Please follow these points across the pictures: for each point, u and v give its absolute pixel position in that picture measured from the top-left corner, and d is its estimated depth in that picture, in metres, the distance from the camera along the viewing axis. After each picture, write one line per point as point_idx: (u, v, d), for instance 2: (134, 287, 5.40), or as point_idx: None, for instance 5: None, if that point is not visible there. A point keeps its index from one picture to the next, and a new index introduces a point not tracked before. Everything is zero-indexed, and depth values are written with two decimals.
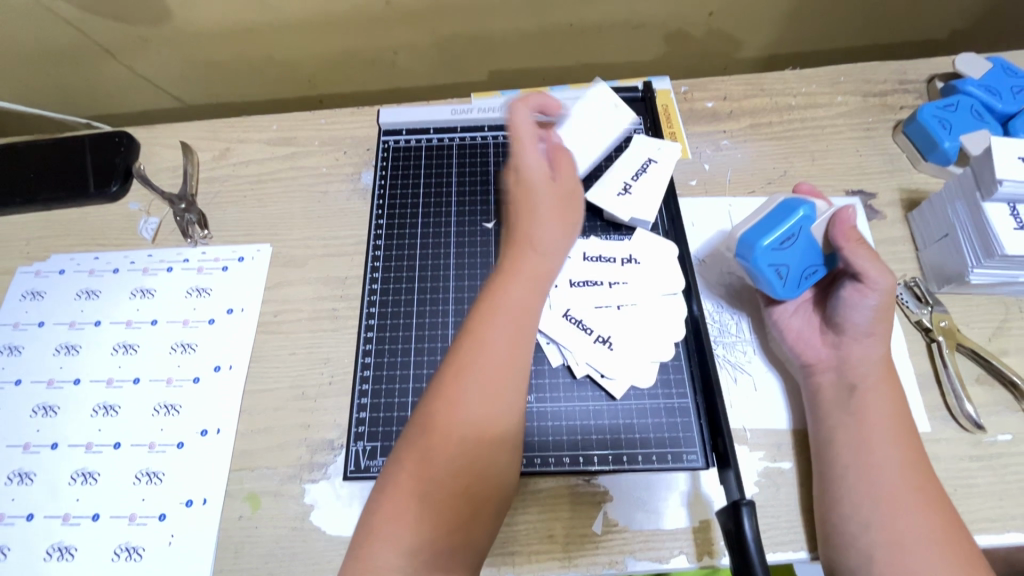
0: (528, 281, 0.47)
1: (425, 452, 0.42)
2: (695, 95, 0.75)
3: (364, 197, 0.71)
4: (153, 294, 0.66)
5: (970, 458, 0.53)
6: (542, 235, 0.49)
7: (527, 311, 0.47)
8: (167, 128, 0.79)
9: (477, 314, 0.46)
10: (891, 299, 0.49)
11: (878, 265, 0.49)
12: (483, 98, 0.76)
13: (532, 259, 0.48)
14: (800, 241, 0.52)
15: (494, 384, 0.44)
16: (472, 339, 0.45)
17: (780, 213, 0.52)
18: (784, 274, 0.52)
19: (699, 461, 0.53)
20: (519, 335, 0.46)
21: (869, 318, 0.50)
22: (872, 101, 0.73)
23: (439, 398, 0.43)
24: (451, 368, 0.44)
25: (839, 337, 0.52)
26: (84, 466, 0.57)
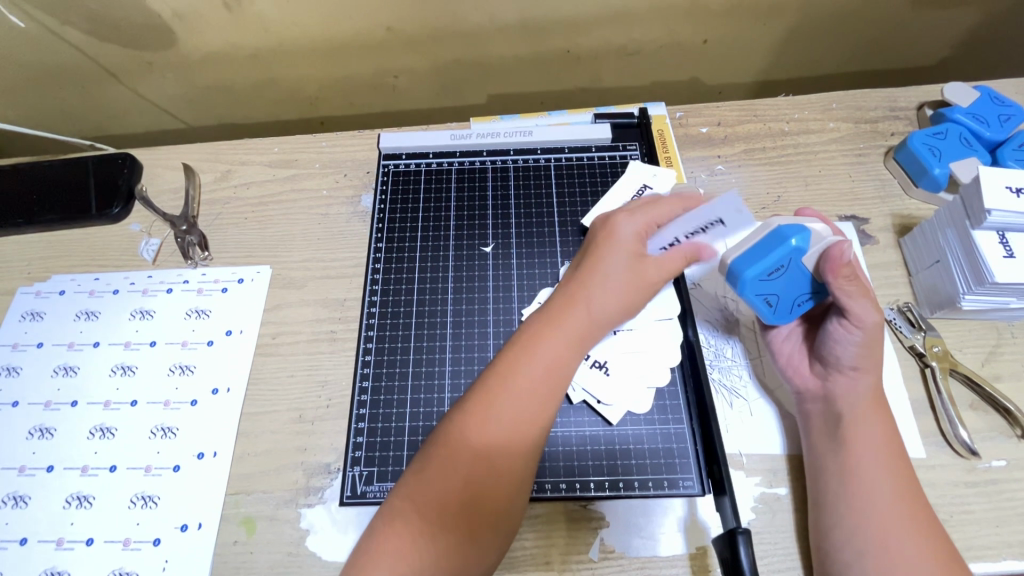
0: (571, 335, 0.48)
1: (442, 480, 0.43)
2: (690, 121, 0.76)
3: (364, 220, 0.72)
4: (153, 315, 0.67)
5: (965, 485, 0.53)
6: (593, 295, 0.50)
7: (562, 363, 0.48)
8: (170, 150, 0.81)
9: (510, 353, 0.48)
10: (878, 333, 0.49)
11: (865, 303, 0.49)
12: (482, 122, 0.77)
13: (578, 315, 0.49)
14: (788, 273, 0.50)
15: (521, 427, 0.45)
16: (504, 374, 0.46)
17: (769, 243, 0.50)
18: (773, 302, 0.53)
19: (695, 487, 0.53)
20: (553, 385, 0.47)
21: (855, 353, 0.50)
22: (863, 127, 0.75)
23: (463, 429, 0.44)
24: (479, 400, 0.45)
25: (826, 369, 0.52)
26: (80, 490, 0.57)
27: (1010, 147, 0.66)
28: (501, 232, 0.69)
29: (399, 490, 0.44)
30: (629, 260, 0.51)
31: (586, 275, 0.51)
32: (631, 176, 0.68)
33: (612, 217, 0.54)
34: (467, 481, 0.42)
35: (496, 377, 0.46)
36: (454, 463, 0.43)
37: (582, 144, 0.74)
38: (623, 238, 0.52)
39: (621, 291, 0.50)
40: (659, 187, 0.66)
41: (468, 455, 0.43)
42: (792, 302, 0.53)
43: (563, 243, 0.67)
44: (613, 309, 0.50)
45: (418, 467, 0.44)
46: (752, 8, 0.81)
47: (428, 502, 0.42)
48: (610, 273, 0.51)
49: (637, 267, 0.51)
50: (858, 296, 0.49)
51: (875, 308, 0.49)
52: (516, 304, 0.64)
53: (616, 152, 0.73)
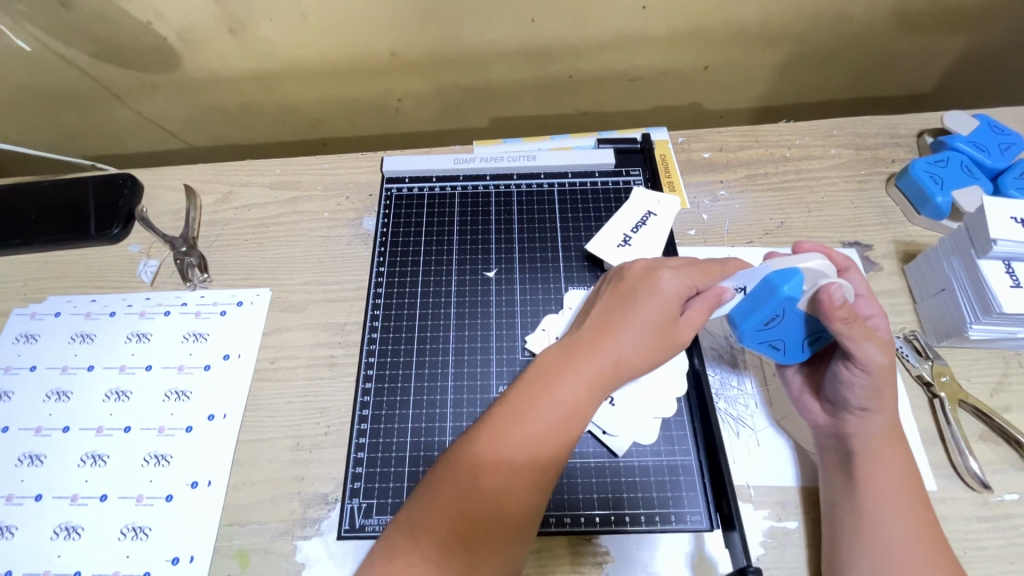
0: (592, 378, 0.46)
1: (446, 517, 0.41)
2: (692, 146, 0.77)
3: (366, 243, 0.71)
4: (149, 338, 0.66)
5: (978, 519, 0.52)
6: (618, 337, 0.47)
7: (581, 406, 0.45)
8: (171, 171, 0.80)
9: (525, 388, 0.46)
10: (886, 376, 0.48)
11: (868, 348, 0.48)
12: (484, 147, 0.77)
13: (602, 358, 0.46)
14: (787, 319, 0.50)
15: (532, 468, 0.43)
16: (518, 412, 0.44)
17: (761, 293, 0.50)
18: (780, 346, 0.53)
19: (703, 522, 0.52)
20: (569, 429, 0.44)
21: (862, 395, 0.49)
22: (864, 154, 0.75)
23: (472, 466, 0.43)
24: (490, 436, 0.44)
25: (836, 408, 0.52)
26: (68, 520, 0.55)
27: (1011, 175, 0.66)
28: (504, 257, 0.68)
29: (401, 519, 0.43)
30: (664, 310, 0.48)
31: (614, 318, 0.48)
32: (635, 203, 0.67)
33: (656, 266, 0.51)
34: (472, 520, 0.41)
35: (510, 414, 0.44)
36: (460, 499, 0.42)
37: (585, 169, 0.74)
38: (662, 292, 0.49)
39: (649, 343, 0.48)
40: (663, 215, 0.66)
41: (475, 492, 0.42)
42: (801, 344, 0.53)
43: (567, 268, 0.67)
44: (637, 355, 0.47)
45: (422, 496, 0.43)
46: (752, 35, 0.82)
47: (431, 537, 0.41)
48: (640, 322, 0.48)
49: (667, 324, 0.48)
50: (858, 342, 0.47)
51: (880, 351, 0.48)
52: (519, 331, 0.63)
53: (619, 177, 0.73)
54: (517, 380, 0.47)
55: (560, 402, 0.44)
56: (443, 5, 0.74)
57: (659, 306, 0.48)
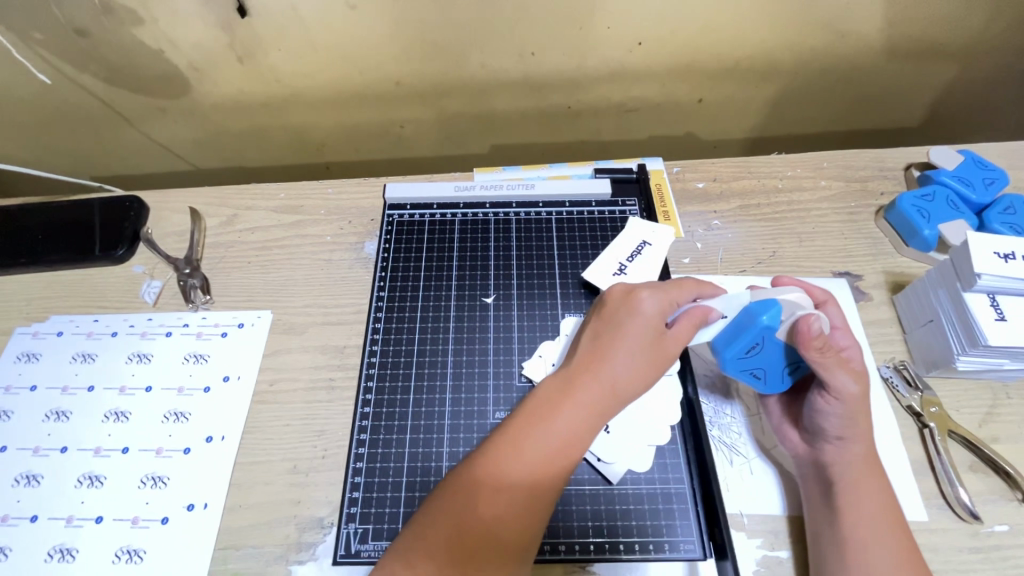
0: (590, 407, 0.46)
1: (443, 545, 0.42)
2: (687, 176, 0.79)
3: (367, 267, 0.73)
4: (150, 359, 0.66)
5: (968, 550, 0.53)
6: (617, 367, 0.47)
7: (579, 436, 0.46)
8: (178, 193, 0.82)
9: (526, 413, 0.46)
10: (857, 405, 0.51)
11: (840, 377, 0.51)
12: (485, 174, 0.79)
13: (600, 385, 0.47)
14: (766, 347, 0.52)
15: (529, 496, 0.44)
16: (516, 439, 0.45)
17: (742, 324, 0.51)
18: (761, 373, 0.54)
19: (697, 551, 0.52)
20: (566, 456, 0.45)
21: (837, 424, 0.51)
22: (854, 186, 0.77)
23: (471, 492, 0.43)
24: (489, 461, 0.44)
25: (814, 435, 0.53)
26: (63, 542, 0.56)
27: (996, 211, 0.68)
28: (502, 282, 0.70)
29: (399, 543, 0.43)
30: (652, 338, 0.49)
31: (612, 340, 0.49)
32: (630, 232, 0.69)
33: (638, 289, 0.52)
34: (467, 550, 0.42)
35: (508, 440, 0.45)
36: (457, 527, 0.42)
37: (582, 198, 0.76)
38: (647, 314, 0.50)
39: (646, 367, 0.48)
40: (658, 244, 0.67)
41: (472, 518, 0.42)
42: (780, 372, 0.54)
43: (564, 295, 0.68)
44: (635, 386, 0.48)
45: (421, 521, 0.44)
46: (744, 70, 0.85)
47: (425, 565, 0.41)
48: (635, 347, 0.48)
49: (659, 342, 0.49)
50: (828, 368, 0.50)
51: (853, 381, 0.51)
52: (515, 357, 0.64)
53: (616, 207, 0.75)
54: (519, 405, 0.48)
55: (557, 431, 0.45)
56: (446, 39, 0.76)
57: (650, 328, 0.49)
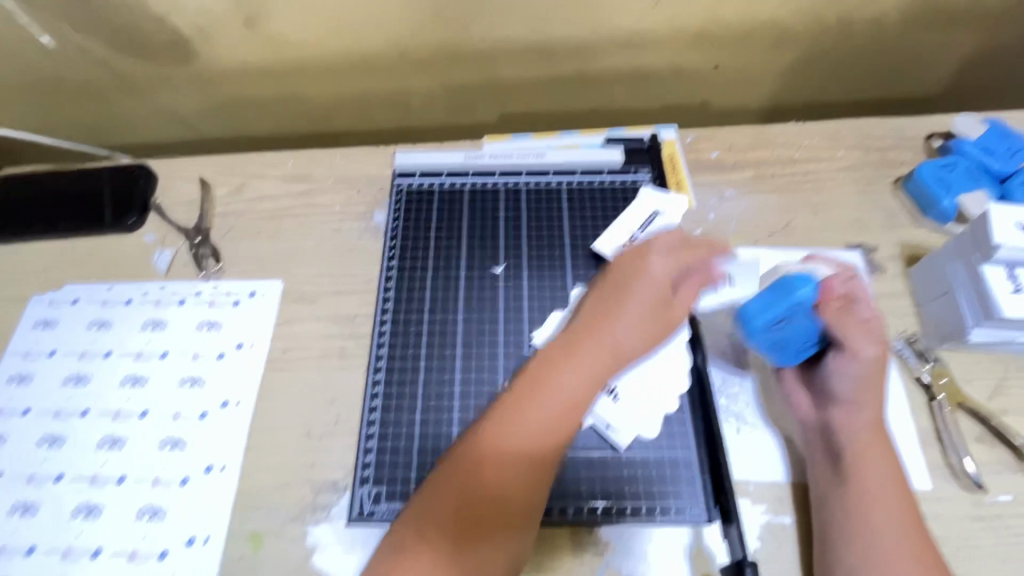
0: (592, 371, 0.47)
1: (450, 515, 0.43)
2: (700, 145, 0.77)
3: (377, 237, 0.73)
4: (164, 326, 0.67)
5: (971, 518, 0.53)
6: (619, 332, 0.49)
7: (580, 399, 0.47)
8: (185, 161, 0.81)
9: (527, 383, 0.47)
10: (876, 368, 0.53)
11: (862, 339, 0.53)
12: (494, 142, 0.78)
13: (602, 349, 0.48)
14: (798, 320, 0.53)
15: (531, 462, 0.45)
16: (518, 407, 0.46)
17: (778, 294, 0.53)
18: (782, 346, 0.55)
19: (702, 515, 0.53)
20: (568, 421, 0.46)
21: (852, 387, 0.53)
22: (873, 156, 0.75)
23: (474, 464, 0.44)
24: (489, 433, 0.45)
25: (824, 400, 0.55)
26: (88, 501, 0.58)
27: (1018, 180, 0.67)
28: (512, 252, 0.69)
29: (405, 516, 0.44)
30: (655, 302, 0.50)
31: (614, 304, 0.50)
32: (642, 201, 0.68)
33: (647, 246, 0.53)
34: (472, 520, 0.43)
35: (511, 410, 0.46)
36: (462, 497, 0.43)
37: (593, 167, 0.74)
38: (654, 275, 0.51)
39: (649, 328, 0.50)
40: (670, 215, 0.67)
41: (476, 488, 0.44)
42: (802, 349, 0.55)
43: (574, 265, 0.68)
44: (638, 345, 0.50)
45: (426, 494, 0.45)
46: (763, 35, 0.82)
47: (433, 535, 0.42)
48: (637, 308, 0.50)
49: (663, 303, 0.51)
50: (852, 333, 0.53)
51: (871, 344, 0.53)
52: (525, 326, 0.64)
53: (627, 176, 0.74)
54: (520, 375, 0.49)
55: (558, 396, 0.46)
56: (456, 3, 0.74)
57: (655, 290, 0.50)
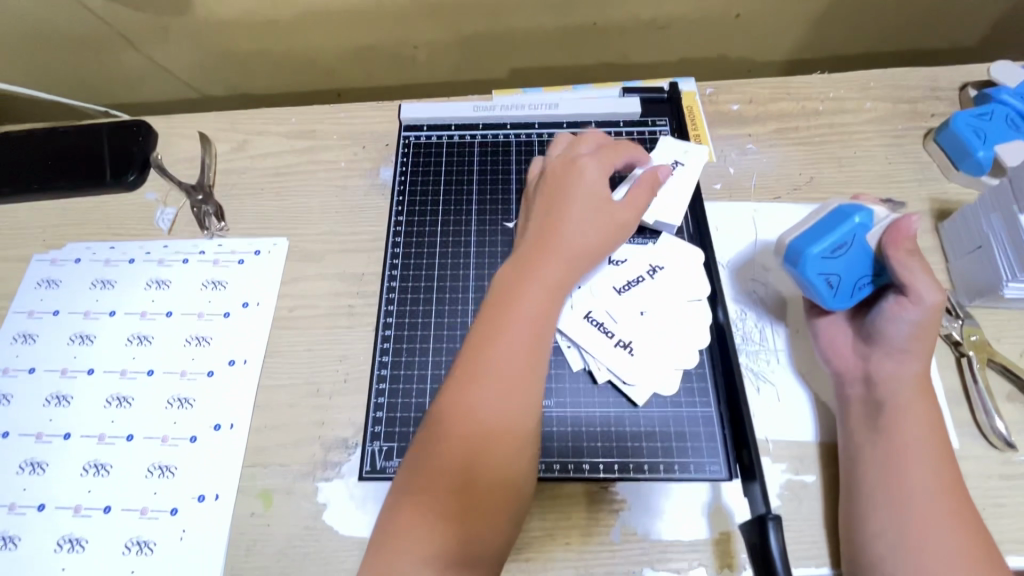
0: (548, 284, 0.49)
1: (444, 460, 0.43)
2: (720, 98, 0.74)
3: (384, 194, 0.70)
4: (168, 285, 0.66)
5: (1000, 477, 0.52)
6: (569, 240, 0.51)
7: (545, 310, 0.48)
8: (185, 118, 0.79)
9: (491, 315, 0.47)
10: (936, 315, 0.48)
11: (923, 282, 0.48)
12: (504, 95, 0.74)
13: (556, 260, 0.50)
14: (853, 250, 0.50)
15: (512, 384, 0.44)
16: (489, 334, 0.46)
17: (831, 222, 0.50)
18: (835, 283, 0.51)
19: (722, 472, 0.52)
20: (540, 334, 0.47)
21: (908, 333, 0.49)
22: (903, 108, 0.72)
23: (457, 405, 0.44)
24: (464, 369, 0.45)
25: (870, 349, 0.51)
26: (96, 458, 0.57)
27: None
28: None
29: (401, 479, 0.44)
30: (593, 206, 0.53)
31: (560, 220, 0.53)
32: (660, 153, 0.65)
33: (577, 158, 0.57)
34: (465, 456, 0.42)
35: (481, 340, 0.46)
36: (448, 439, 0.43)
37: (609, 119, 0.71)
38: (589, 181, 0.55)
39: (598, 230, 0.53)
40: (690, 166, 0.64)
41: (461, 426, 0.43)
42: (856, 285, 0.51)
43: None
44: (596, 249, 0.52)
45: (417, 449, 0.44)
46: None
47: (430, 486, 0.42)
48: (584, 217, 0.53)
49: (605, 206, 0.54)
50: (915, 275, 0.48)
51: (935, 289, 0.48)
52: None
53: (645, 128, 0.70)
54: (481, 311, 0.49)
55: (525, 314, 0.47)
56: None
57: (594, 197, 0.54)
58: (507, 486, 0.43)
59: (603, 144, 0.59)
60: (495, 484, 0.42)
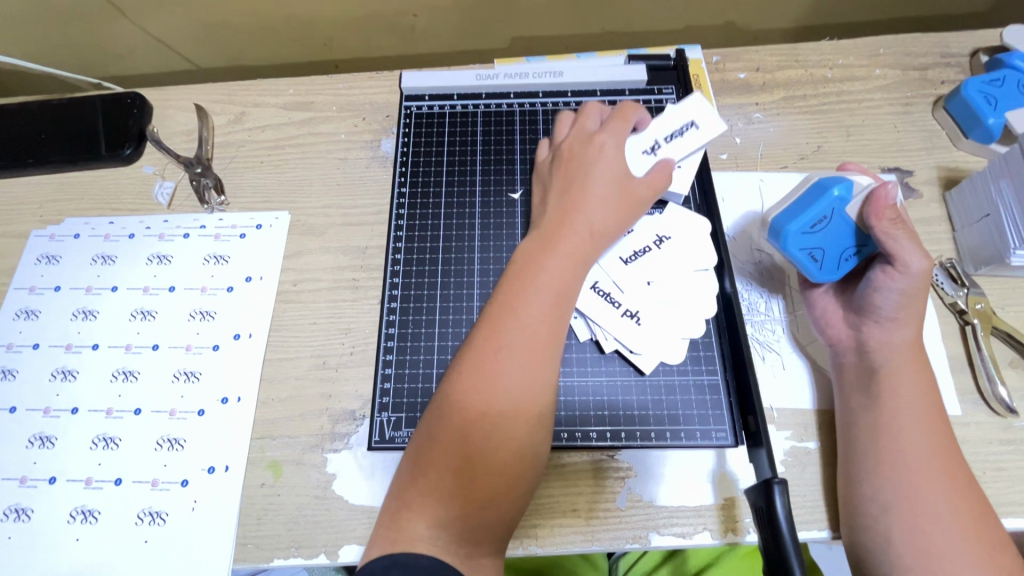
0: (569, 258, 0.49)
1: (460, 427, 0.42)
2: (727, 65, 0.72)
3: (386, 166, 0.69)
4: (170, 260, 0.65)
5: (1000, 442, 0.53)
6: (591, 218, 0.52)
7: (566, 285, 0.48)
8: (180, 90, 0.77)
9: (511, 286, 0.47)
10: (923, 282, 0.48)
11: (909, 250, 0.47)
12: (507, 64, 0.73)
13: (575, 234, 0.50)
14: (833, 223, 0.50)
15: (532, 355, 0.44)
16: (509, 305, 0.46)
17: (810, 196, 0.51)
18: (819, 257, 0.52)
19: (728, 438, 0.53)
20: (560, 308, 0.47)
21: (896, 301, 0.49)
22: (912, 75, 0.70)
23: (478, 372, 0.43)
24: (485, 338, 0.45)
25: (861, 319, 0.51)
26: (105, 432, 0.57)
27: None
28: (529, 178, 0.66)
29: (415, 445, 0.44)
30: (614, 183, 0.54)
31: (579, 196, 0.53)
32: (682, 107, 0.60)
33: (593, 137, 0.57)
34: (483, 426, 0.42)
35: (501, 311, 0.46)
36: (467, 406, 0.43)
37: (614, 87, 0.70)
38: (607, 159, 0.55)
39: (618, 208, 0.53)
40: (706, 130, 0.59)
41: (480, 394, 0.43)
42: (841, 258, 0.52)
43: None
44: (613, 227, 0.53)
45: (433, 416, 0.44)
46: None
47: (445, 453, 0.42)
48: (603, 194, 0.53)
49: (624, 184, 0.54)
50: (899, 244, 0.47)
51: (923, 255, 0.47)
52: None
53: (651, 96, 0.69)
54: (502, 281, 0.49)
55: (545, 287, 0.47)
56: None
57: (614, 174, 0.54)
58: (521, 458, 0.42)
59: (620, 116, 0.58)
60: (511, 454, 0.42)
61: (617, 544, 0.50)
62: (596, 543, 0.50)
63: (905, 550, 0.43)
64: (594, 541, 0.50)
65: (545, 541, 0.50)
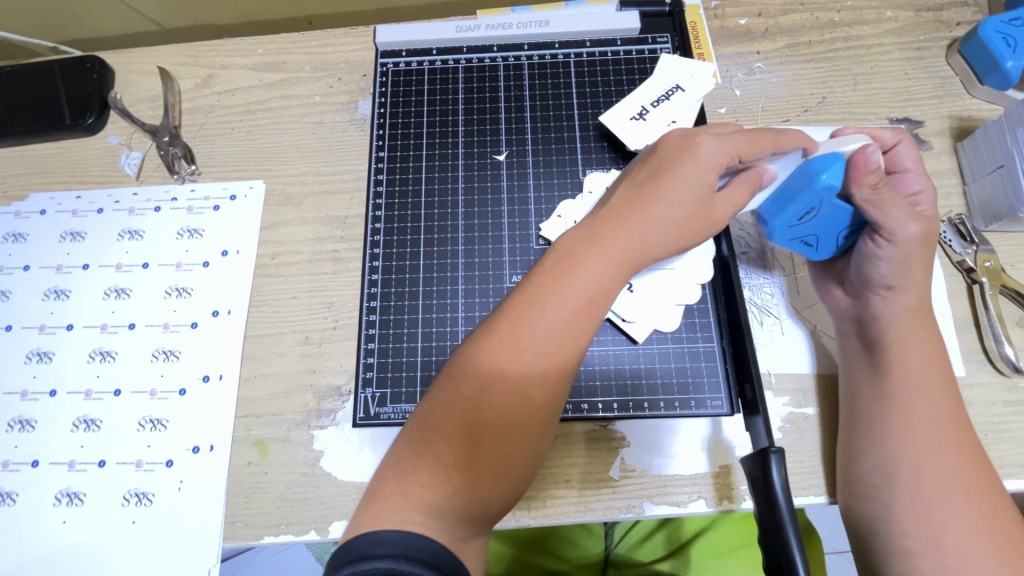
0: (615, 263, 0.43)
1: (473, 422, 0.39)
2: (727, 11, 0.67)
3: (364, 129, 0.65)
4: (142, 235, 0.62)
5: (1004, 403, 0.51)
6: (649, 226, 0.44)
7: (600, 287, 0.42)
8: (142, 52, 0.72)
9: (542, 276, 0.42)
10: (916, 248, 0.45)
11: (896, 218, 0.45)
12: (490, 14, 0.68)
13: (627, 237, 0.44)
14: (823, 212, 0.47)
15: (549, 369, 0.40)
16: (537, 297, 0.41)
17: (796, 183, 0.47)
18: (815, 242, 0.51)
19: (724, 406, 0.52)
20: (590, 311, 0.42)
21: (888, 271, 0.47)
22: (926, 16, 0.65)
23: (496, 367, 0.40)
24: (509, 332, 0.40)
25: (859, 288, 0.49)
26: (85, 414, 0.56)
27: None
28: (515, 138, 0.63)
29: (412, 428, 0.41)
30: (695, 188, 0.45)
31: (644, 198, 0.45)
32: (667, 72, 0.61)
33: (694, 132, 0.48)
34: (491, 426, 0.39)
35: (531, 305, 0.41)
36: (478, 405, 0.40)
37: (605, 37, 0.66)
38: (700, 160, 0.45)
39: (681, 223, 0.45)
40: (693, 90, 0.60)
41: (492, 393, 0.40)
42: (836, 237, 0.50)
43: (585, 151, 0.62)
44: (670, 240, 0.45)
45: (436, 403, 0.41)
46: None
47: (447, 446, 0.39)
48: (677, 197, 0.45)
49: (704, 195, 0.45)
50: (885, 212, 0.45)
51: (910, 220, 0.45)
52: (532, 219, 0.60)
53: (645, 45, 0.66)
54: (533, 269, 0.44)
55: (579, 286, 0.41)
56: None
57: (693, 181, 0.45)
58: (523, 462, 0.40)
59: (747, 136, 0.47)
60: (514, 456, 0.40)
61: (610, 514, 0.49)
62: (589, 514, 0.49)
63: (905, 518, 0.42)
64: (587, 512, 0.49)
65: (538, 512, 0.49)
